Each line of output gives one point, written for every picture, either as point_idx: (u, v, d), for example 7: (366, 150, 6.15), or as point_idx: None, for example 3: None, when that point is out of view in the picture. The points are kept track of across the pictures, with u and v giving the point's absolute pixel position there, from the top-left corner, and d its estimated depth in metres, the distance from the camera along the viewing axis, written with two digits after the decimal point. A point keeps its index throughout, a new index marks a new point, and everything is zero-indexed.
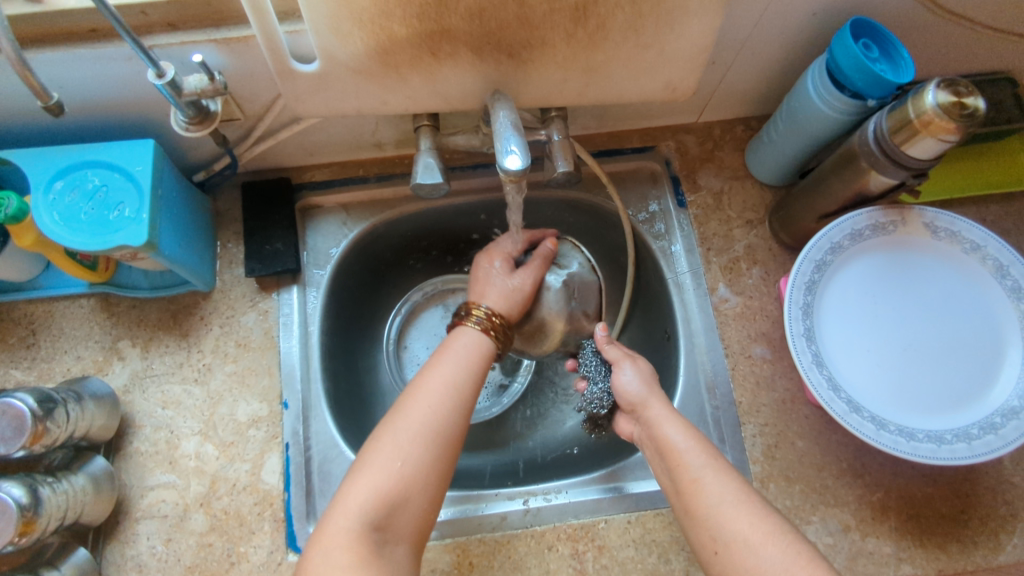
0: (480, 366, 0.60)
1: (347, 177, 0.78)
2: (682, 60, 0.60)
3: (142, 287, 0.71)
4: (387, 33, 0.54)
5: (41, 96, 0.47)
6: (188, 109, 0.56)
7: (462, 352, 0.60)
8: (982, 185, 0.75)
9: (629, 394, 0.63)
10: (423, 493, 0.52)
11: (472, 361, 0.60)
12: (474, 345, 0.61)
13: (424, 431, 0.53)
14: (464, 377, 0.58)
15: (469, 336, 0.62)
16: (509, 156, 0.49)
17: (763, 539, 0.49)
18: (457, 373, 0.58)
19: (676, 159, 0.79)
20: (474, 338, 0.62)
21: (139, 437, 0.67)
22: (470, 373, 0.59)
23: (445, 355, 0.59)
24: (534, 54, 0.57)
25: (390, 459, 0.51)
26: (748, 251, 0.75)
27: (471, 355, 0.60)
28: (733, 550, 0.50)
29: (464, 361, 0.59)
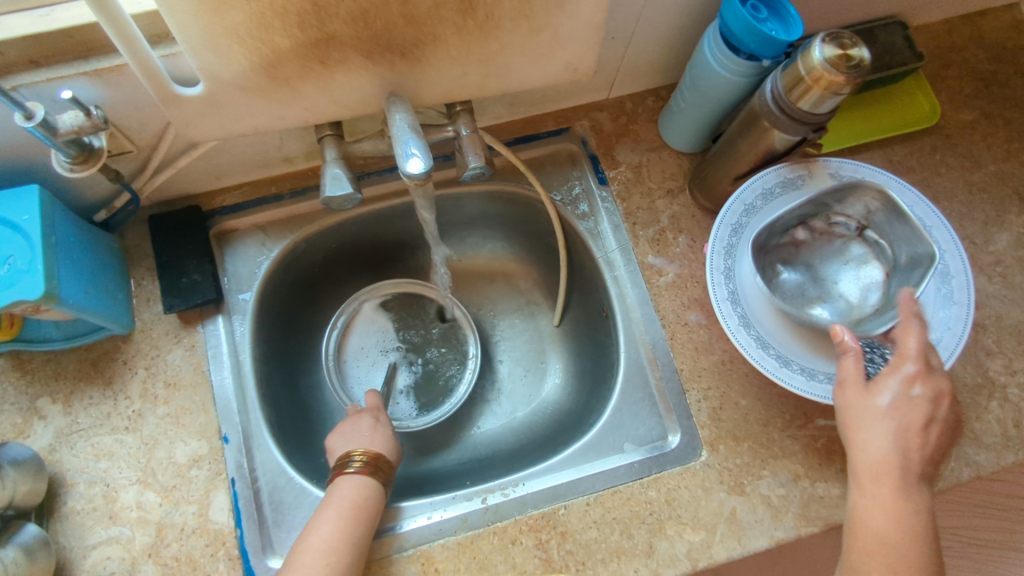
0: (366, 513, 0.60)
1: (260, 197, 0.75)
2: (578, 40, 0.59)
3: (54, 339, 0.67)
4: (270, 46, 0.51)
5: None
6: (69, 149, 0.53)
7: (344, 502, 0.60)
8: (884, 127, 0.78)
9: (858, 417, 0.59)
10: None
11: (354, 509, 0.59)
12: (364, 493, 0.61)
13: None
14: (347, 531, 0.58)
15: (355, 487, 0.61)
16: (411, 159, 0.48)
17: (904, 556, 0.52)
18: (334, 527, 0.57)
19: (592, 138, 0.79)
20: (360, 486, 0.62)
21: (73, 496, 0.64)
22: (358, 527, 0.59)
23: (335, 506, 0.59)
24: (427, 51, 0.55)
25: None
26: (672, 220, 0.76)
27: (358, 503, 0.60)
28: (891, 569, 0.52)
29: (346, 513, 0.59)
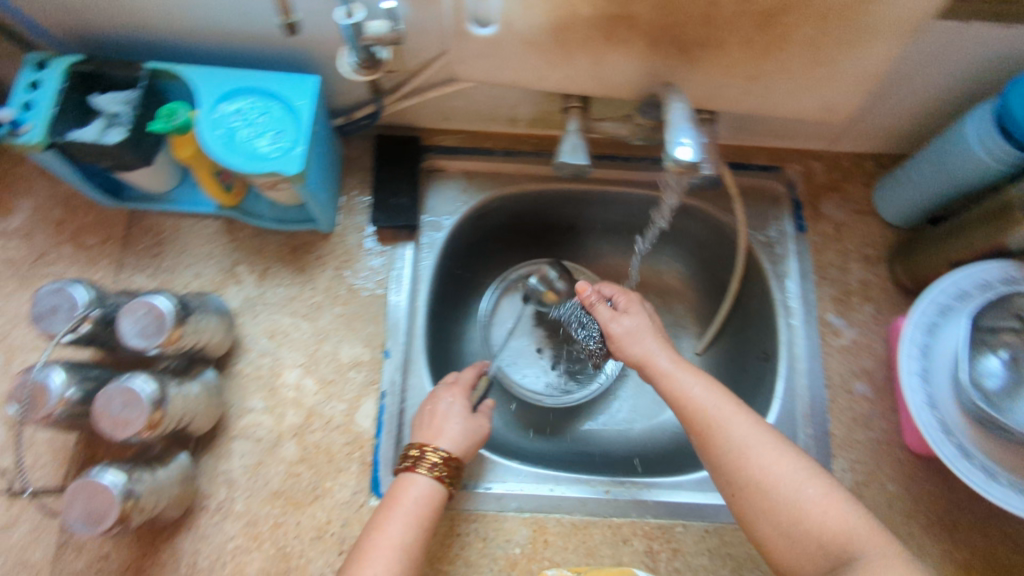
0: (427, 521, 0.57)
1: (475, 147, 0.79)
2: (848, 83, 0.59)
3: (265, 217, 0.73)
4: (571, 10, 0.54)
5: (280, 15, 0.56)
6: (361, 54, 0.58)
7: (411, 510, 0.56)
8: None
9: (629, 351, 0.62)
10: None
11: (421, 514, 0.57)
12: (427, 497, 0.58)
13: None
14: (411, 537, 0.55)
15: (422, 488, 0.58)
16: (681, 147, 0.50)
17: (782, 479, 0.51)
18: (402, 535, 0.55)
19: (801, 184, 0.78)
20: (428, 489, 0.58)
21: (244, 360, 0.69)
22: (418, 534, 0.56)
23: (395, 510, 0.56)
24: (706, 54, 0.57)
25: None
26: (861, 286, 0.74)
27: (421, 509, 0.57)
28: (754, 494, 0.51)
29: (411, 519, 0.56)
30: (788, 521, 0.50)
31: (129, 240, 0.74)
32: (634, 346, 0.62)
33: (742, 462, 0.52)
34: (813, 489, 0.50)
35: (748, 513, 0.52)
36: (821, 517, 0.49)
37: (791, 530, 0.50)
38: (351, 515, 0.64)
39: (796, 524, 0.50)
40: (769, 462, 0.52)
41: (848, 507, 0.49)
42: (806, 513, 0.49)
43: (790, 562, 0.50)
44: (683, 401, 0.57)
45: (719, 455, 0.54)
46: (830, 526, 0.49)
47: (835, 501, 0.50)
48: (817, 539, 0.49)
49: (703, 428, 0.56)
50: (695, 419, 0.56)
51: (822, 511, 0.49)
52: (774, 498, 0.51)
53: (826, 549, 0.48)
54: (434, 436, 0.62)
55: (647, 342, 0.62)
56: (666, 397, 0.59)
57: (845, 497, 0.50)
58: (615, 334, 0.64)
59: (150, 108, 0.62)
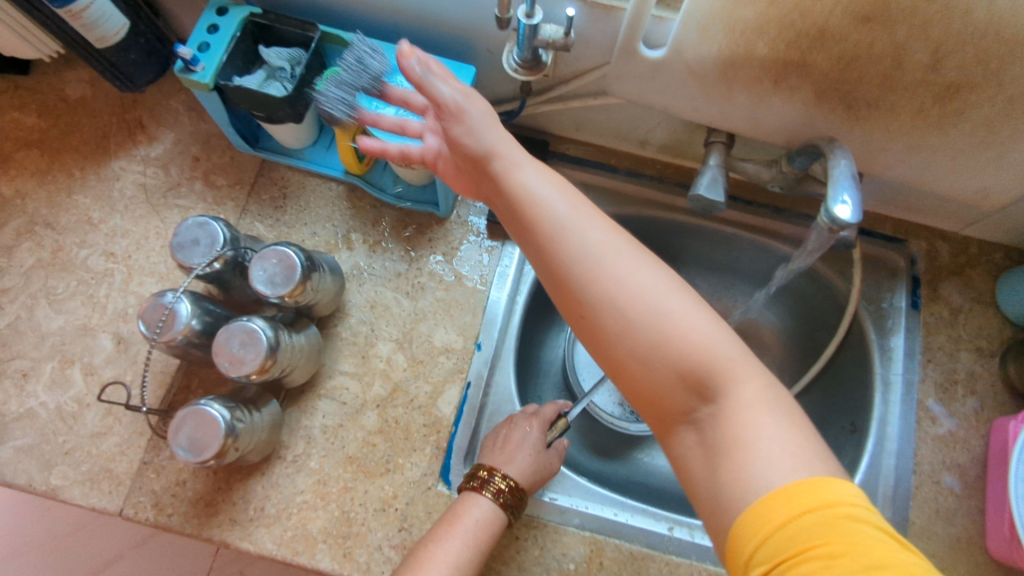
0: (485, 544, 0.56)
1: (598, 161, 0.79)
2: (1011, 169, 0.57)
3: (387, 191, 0.75)
4: (747, 48, 0.55)
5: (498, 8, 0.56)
6: (527, 53, 0.59)
7: (470, 531, 0.56)
8: None
9: (479, 143, 0.52)
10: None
11: (480, 538, 0.56)
12: (488, 520, 0.58)
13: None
14: (468, 559, 0.55)
15: (485, 509, 0.58)
16: (840, 204, 0.49)
17: (634, 297, 0.43)
18: (458, 557, 0.54)
19: (922, 261, 0.76)
20: (490, 512, 0.58)
21: (343, 323, 0.71)
22: (475, 556, 0.55)
23: (456, 527, 0.56)
24: (873, 115, 0.56)
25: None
26: (969, 377, 0.72)
27: (480, 530, 0.57)
28: (602, 311, 0.44)
29: (469, 542, 0.56)
30: (648, 345, 0.42)
31: (256, 189, 0.77)
32: (487, 134, 0.52)
33: (617, 275, 0.44)
34: (676, 302, 0.43)
35: (614, 331, 0.44)
36: (681, 327, 0.42)
37: (645, 347, 0.43)
38: (417, 495, 0.65)
39: (658, 348, 0.42)
40: (631, 274, 0.43)
41: (712, 325, 0.43)
42: (665, 330, 0.42)
43: (650, 385, 0.43)
44: (529, 202, 0.48)
45: (590, 290, 0.44)
46: (688, 347, 0.42)
47: (693, 311, 0.43)
48: (683, 358, 0.42)
49: (551, 234, 0.46)
50: (545, 222, 0.47)
51: (684, 328, 0.42)
52: (627, 313, 0.43)
53: (695, 373, 0.42)
54: (502, 461, 0.62)
55: (497, 134, 0.52)
56: (512, 203, 0.49)
57: (692, 298, 0.43)
58: (464, 119, 0.52)
59: (313, 68, 0.65)
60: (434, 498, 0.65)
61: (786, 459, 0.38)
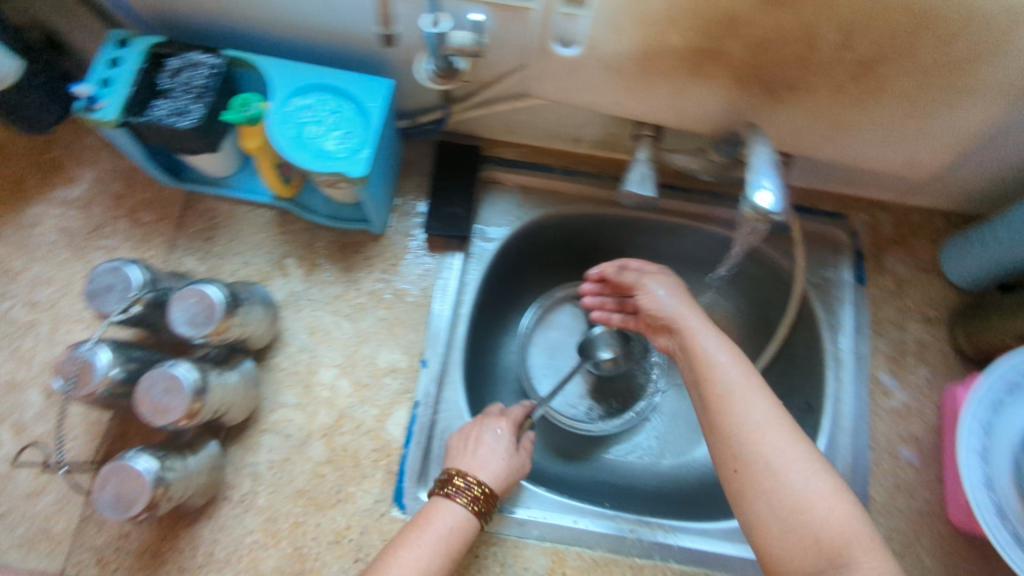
0: (453, 550, 0.55)
1: (534, 162, 0.78)
2: (936, 140, 0.57)
3: (319, 213, 0.73)
4: (661, 40, 0.53)
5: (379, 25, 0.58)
6: (440, 62, 0.58)
7: (439, 536, 0.55)
8: None
9: (662, 310, 0.63)
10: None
11: (446, 544, 0.55)
12: (457, 524, 0.56)
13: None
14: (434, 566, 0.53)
15: (453, 514, 0.57)
16: (761, 192, 0.48)
17: (784, 463, 0.50)
18: (424, 564, 0.53)
19: (865, 235, 0.76)
20: (458, 516, 0.57)
21: (282, 353, 0.69)
22: (443, 561, 0.54)
23: (423, 533, 0.55)
24: (793, 96, 0.55)
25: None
26: (918, 348, 0.71)
27: (449, 535, 0.55)
28: (758, 478, 0.50)
29: (436, 548, 0.54)
30: (790, 509, 0.48)
31: (183, 222, 0.74)
32: (669, 305, 0.63)
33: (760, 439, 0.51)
34: (818, 485, 0.49)
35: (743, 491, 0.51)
36: (818, 516, 0.48)
37: (785, 516, 0.48)
38: (371, 523, 0.64)
39: (795, 513, 0.48)
40: (777, 452, 0.50)
41: (852, 508, 0.48)
42: (813, 508, 0.48)
43: (777, 548, 0.48)
44: (706, 364, 0.56)
45: (713, 415, 0.54)
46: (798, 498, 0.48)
47: (816, 481, 0.49)
48: (812, 530, 0.47)
49: (722, 395, 0.54)
50: (716, 400, 0.54)
51: (829, 506, 0.48)
52: (780, 485, 0.49)
53: (819, 545, 0.47)
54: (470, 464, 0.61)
55: (681, 304, 0.63)
56: (691, 355, 0.59)
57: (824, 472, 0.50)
58: (653, 292, 0.65)
59: (222, 95, 0.62)
60: (389, 525, 0.63)
61: (793, 541, 0.48)
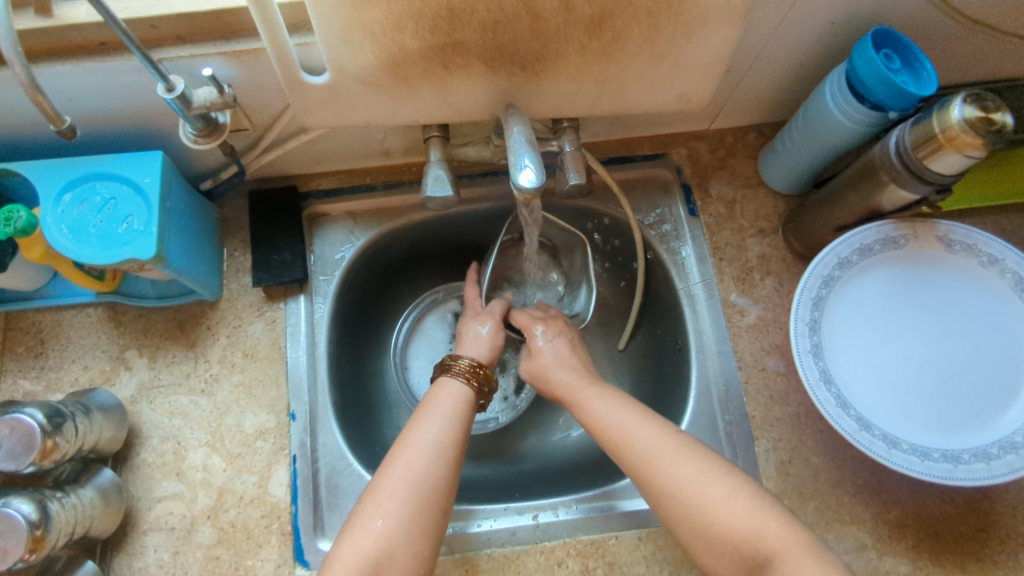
0: (461, 417, 0.60)
1: (354, 185, 0.76)
2: (699, 70, 0.58)
3: (149, 296, 0.70)
4: (399, 45, 0.52)
5: (49, 122, 0.46)
6: (196, 123, 0.55)
7: (445, 407, 0.60)
8: (1015, 192, 0.71)
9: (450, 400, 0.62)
10: (407, 547, 0.52)
11: (453, 418, 0.60)
12: (459, 397, 0.62)
13: (403, 487, 0.54)
14: (447, 433, 0.58)
15: (455, 390, 0.62)
16: (524, 171, 0.50)
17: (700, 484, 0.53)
18: (435, 430, 0.58)
19: (687, 167, 0.77)
20: (459, 390, 0.62)
21: (146, 448, 0.66)
22: (453, 428, 0.59)
23: (429, 409, 0.60)
24: (547, 66, 0.55)
25: (370, 518, 0.52)
26: (761, 260, 0.73)
27: (455, 407, 0.61)
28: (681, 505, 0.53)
29: (444, 417, 0.59)
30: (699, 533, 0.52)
31: (7, 343, 0.69)
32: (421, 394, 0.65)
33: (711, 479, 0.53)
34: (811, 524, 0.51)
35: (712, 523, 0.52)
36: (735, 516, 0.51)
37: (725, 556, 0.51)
38: None
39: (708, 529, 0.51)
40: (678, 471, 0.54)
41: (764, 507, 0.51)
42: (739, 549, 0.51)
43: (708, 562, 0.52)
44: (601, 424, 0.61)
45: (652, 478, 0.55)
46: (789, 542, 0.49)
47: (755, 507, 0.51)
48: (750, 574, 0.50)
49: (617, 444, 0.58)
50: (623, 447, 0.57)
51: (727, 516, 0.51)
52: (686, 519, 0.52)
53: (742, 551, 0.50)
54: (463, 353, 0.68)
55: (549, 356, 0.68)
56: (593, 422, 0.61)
57: (756, 500, 0.52)
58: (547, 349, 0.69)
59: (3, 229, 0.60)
60: None
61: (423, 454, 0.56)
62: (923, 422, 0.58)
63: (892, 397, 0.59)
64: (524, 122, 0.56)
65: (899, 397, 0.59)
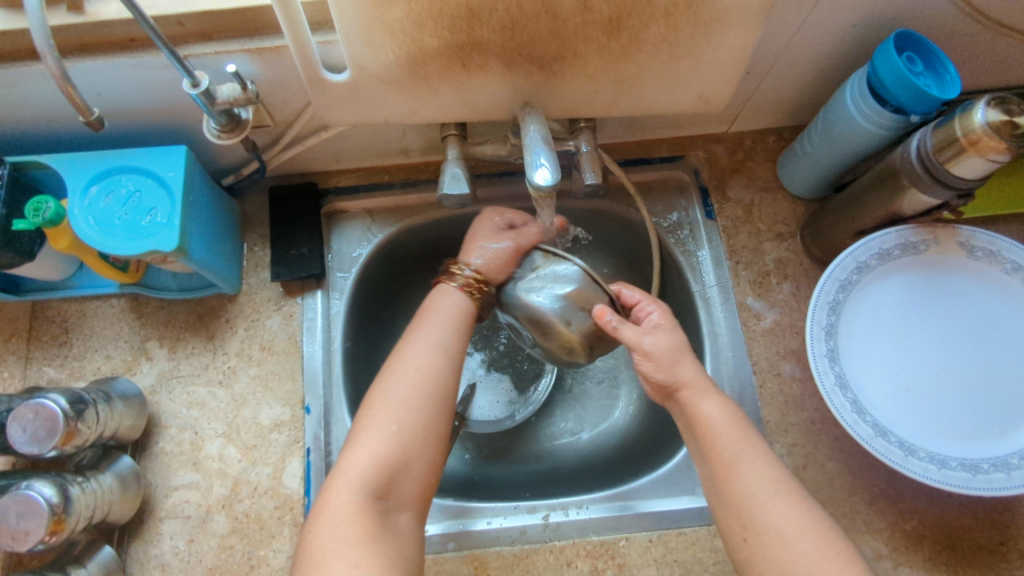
0: (462, 323, 0.62)
1: (372, 183, 0.77)
2: (717, 71, 0.58)
3: (170, 289, 0.71)
4: (418, 44, 0.52)
5: (78, 113, 0.46)
6: (220, 118, 0.56)
7: (445, 316, 0.61)
8: None
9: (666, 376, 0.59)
10: (421, 454, 0.54)
11: (455, 322, 0.61)
12: (460, 305, 0.62)
13: (412, 392, 0.55)
14: (448, 337, 0.60)
15: (455, 297, 0.62)
16: (539, 170, 0.50)
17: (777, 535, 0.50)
18: (439, 335, 0.59)
19: (705, 170, 0.77)
20: (461, 299, 0.62)
21: (164, 437, 0.68)
22: (453, 333, 0.60)
23: (429, 315, 0.61)
24: (564, 66, 0.55)
25: (383, 424, 0.53)
26: (778, 265, 0.73)
27: (455, 313, 0.62)
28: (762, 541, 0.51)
29: (448, 327, 0.60)
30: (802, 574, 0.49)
31: (33, 332, 0.71)
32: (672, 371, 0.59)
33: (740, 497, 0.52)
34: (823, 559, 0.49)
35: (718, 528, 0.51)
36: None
37: None
38: None
39: None
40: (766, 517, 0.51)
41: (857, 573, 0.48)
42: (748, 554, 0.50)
43: None
44: None
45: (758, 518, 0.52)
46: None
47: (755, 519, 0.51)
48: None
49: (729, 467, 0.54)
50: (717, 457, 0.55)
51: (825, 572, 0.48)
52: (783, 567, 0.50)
53: None
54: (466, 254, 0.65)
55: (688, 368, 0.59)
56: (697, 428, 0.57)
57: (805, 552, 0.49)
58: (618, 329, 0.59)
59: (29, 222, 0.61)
60: None
61: (421, 385, 0.56)
62: (941, 430, 0.57)
63: (910, 404, 0.58)
64: (542, 122, 0.56)
65: (917, 403, 0.58)
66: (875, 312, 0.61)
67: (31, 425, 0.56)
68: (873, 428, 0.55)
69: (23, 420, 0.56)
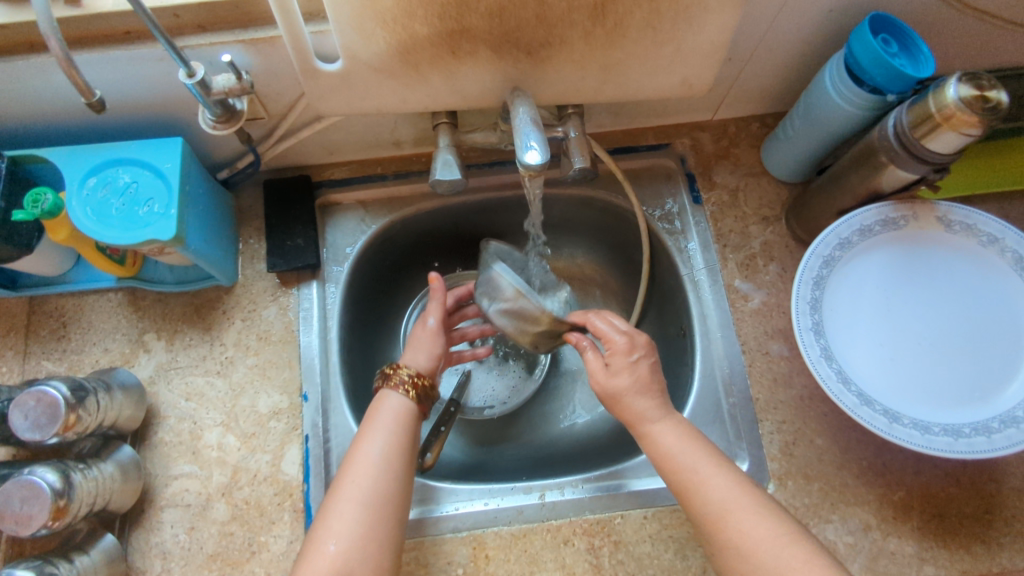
0: (407, 429, 0.59)
1: (365, 175, 0.79)
2: (700, 55, 0.60)
3: (166, 281, 0.72)
4: (409, 32, 0.54)
5: (80, 95, 0.48)
6: (215, 108, 0.57)
7: (389, 424, 0.59)
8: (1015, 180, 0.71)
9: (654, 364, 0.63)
10: (364, 567, 0.51)
11: (399, 427, 0.59)
12: (402, 410, 0.60)
13: (354, 505, 0.53)
14: (392, 444, 0.58)
15: (396, 401, 0.61)
16: (529, 151, 0.51)
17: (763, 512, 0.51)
18: (380, 443, 0.57)
19: (691, 157, 0.79)
20: (402, 403, 0.61)
21: (163, 428, 0.68)
22: (397, 439, 0.58)
23: (371, 424, 0.59)
24: (552, 52, 0.57)
25: (324, 542, 0.51)
26: (765, 247, 0.74)
27: (399, 418, 0.60)
28: None
29: (390, 434, 0.58)
30: None
31: (31, 327, 0.71)
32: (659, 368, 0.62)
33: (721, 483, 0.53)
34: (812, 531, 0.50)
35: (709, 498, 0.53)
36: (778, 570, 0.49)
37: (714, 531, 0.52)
38: (290, 564, 0.64)
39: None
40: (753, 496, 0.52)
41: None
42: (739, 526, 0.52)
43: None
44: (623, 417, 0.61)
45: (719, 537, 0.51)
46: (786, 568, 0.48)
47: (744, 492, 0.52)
48: None
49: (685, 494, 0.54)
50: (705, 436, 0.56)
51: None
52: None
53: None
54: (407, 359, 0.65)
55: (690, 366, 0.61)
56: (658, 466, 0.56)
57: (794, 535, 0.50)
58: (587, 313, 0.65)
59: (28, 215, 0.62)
60: None
61: (364, 496, 0.54)
62: (925, 399, 0.58)
63: (894, 375, 0.60)
64: (531, 106, 0.57)
65: (901, 375, 0.60)
66: (858, 288, 0.62)
67: (34, 412, 0.57)
68: (858, 399, 0.57)
69: (25, 407, 0.57)
